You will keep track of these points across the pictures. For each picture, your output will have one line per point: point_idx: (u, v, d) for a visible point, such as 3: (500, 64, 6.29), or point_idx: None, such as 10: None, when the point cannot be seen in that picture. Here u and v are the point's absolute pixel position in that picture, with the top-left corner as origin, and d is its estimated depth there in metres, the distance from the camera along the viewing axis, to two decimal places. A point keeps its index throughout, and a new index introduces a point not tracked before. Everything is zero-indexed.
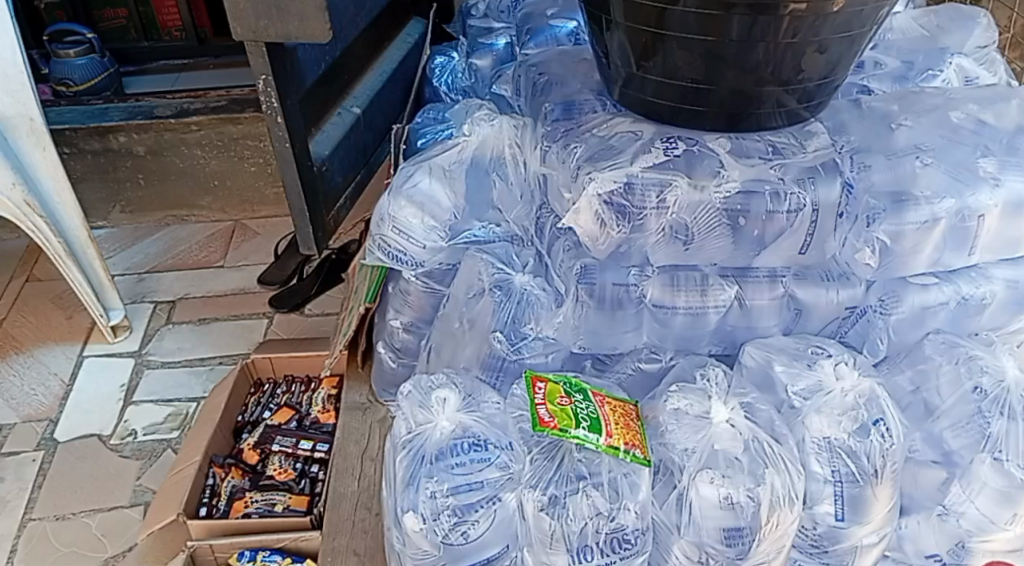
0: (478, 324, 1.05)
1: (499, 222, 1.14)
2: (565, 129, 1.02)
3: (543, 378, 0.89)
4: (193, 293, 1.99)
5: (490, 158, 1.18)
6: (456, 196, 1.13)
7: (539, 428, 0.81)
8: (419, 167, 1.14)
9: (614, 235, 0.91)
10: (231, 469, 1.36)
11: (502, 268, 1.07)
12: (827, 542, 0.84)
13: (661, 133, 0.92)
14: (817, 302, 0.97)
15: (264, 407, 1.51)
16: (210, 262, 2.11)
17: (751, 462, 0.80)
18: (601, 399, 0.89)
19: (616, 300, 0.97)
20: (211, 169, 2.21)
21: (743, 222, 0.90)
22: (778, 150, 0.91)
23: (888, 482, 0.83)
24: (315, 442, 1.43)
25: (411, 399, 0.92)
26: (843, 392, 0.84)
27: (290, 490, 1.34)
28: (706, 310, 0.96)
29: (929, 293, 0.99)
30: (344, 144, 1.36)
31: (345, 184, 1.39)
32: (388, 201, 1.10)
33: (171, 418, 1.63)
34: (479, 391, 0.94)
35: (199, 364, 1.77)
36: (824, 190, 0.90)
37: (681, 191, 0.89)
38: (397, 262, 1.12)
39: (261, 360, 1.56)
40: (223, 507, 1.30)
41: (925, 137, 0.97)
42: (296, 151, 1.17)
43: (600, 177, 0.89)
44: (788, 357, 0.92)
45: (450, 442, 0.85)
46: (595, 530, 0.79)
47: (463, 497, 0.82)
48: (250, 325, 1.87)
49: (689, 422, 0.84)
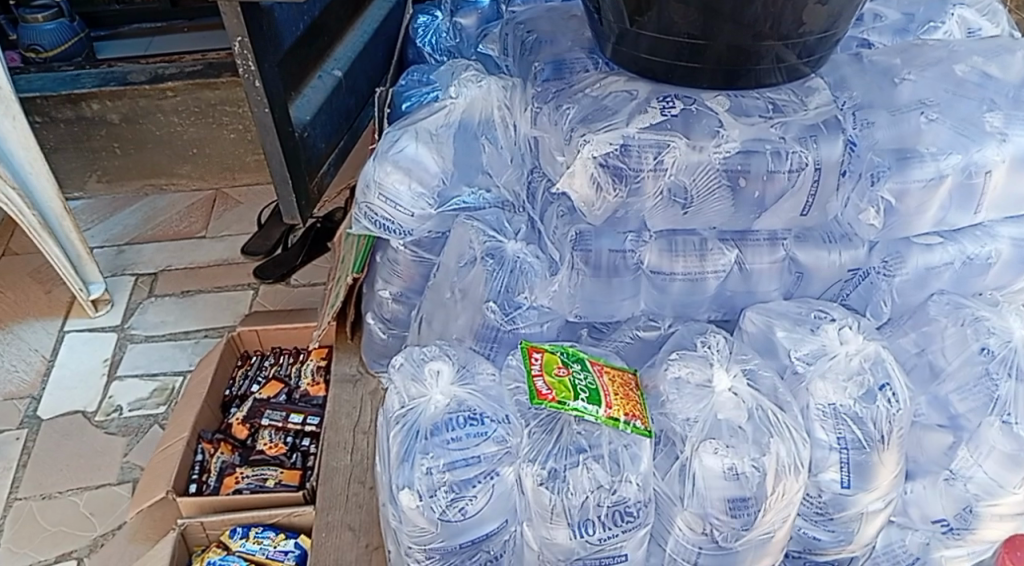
0: (470, 293, 1.02)
1: (490, 187, 1.10)
2: (557, 89, 0.98)
3: (539, 349, 0.86)
4: (176, 265, 1.95)
5: (479, 121, 1.13)
6: (444, 161, 1.09)
7: (537, 401, 0.79)
8: (405, 132, 1.10)
9: (611, 200, 0.87)
10: (220, 444, 1.33)
11: (494, 236, 1.03)
12: (832, 510, 0.83)
13: (657, 92, 0.88)
14: (819, 265, 0.95)
15: (252, 380, 1.48)
16: (192, 232, 2.06)
17: (756, 431, 0.78)
18: (599, 368, 0.87)
19: (613, 267, 0.94)
20: (190, 136, 2.14)
21: (744, 183, 0.86)
22: (777, 108, 0.88)
23: (895, 448, 0.81)
24: (305, 415, 1.40)
25: (403, 372, 0.90)
26: (848, 357, 0.82)
27: (281, 464, 1.31)
28: (705, 276, 0.93)
29: (933, 253, 0.96)
30: (326, 109, 1.32)
31: (329, 150, 1.35)
32: (374, 166, 1.06)
33: (157, 392, 1.60)
34: (473, 362, 0.92)
35: (183, 337, 1.74)
36: (826, 148, 0.87)
37: (679, 153, 0.85)
38: (384, 231, 1.08)
39: (247, 332, 1.54)
40: (212, 483, 1.28)
41: (929, 91, 0.94)
42: (276, 117, 1.12)
43: (595, 139, 0.85)
44: (791, 322, 0.90)
45: (445, 417, 0.83)
46: (597, 503, 0.78)
47: (460, 473, 0.80)
48: (235, 297, 1.83)
49: (690, 391, 0.82)
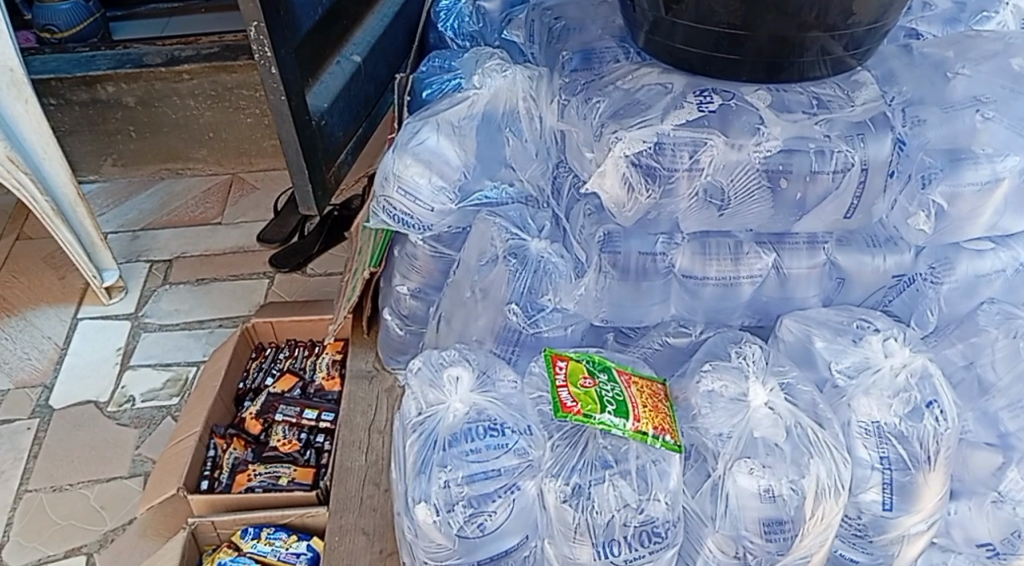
0: (492, 294, 0.97)
1: (513, 180, 1.06)
2: (585, 81, 0.93)
3: (564, 356, 0.82)
4: (190, 252, 1.92)
5: (502, 113, 1.08)
6: (467, 154, 1.04)
7: (561, 415, 0.74)
8: (425, 123, 1.05)
9: (643, 200, 0.82)
10: (232, 440, 1.31)
11: (517, 233, 0.98)
12: (871, 532, 0.78)
13: (693, 85, 0.83)
14: (861, 271, 0.89)
15: (266, 372, 1.45)
16: (207, 218, 2.03)
17: (794, 450, 0.73)
18: (627, 379, 0.83)
19: (642, 270, 0.89)
20: (205, 120, 2.11)
21: (785, 184, 0.81)
22: (822, 104, 0.83)
23: (941, 469, 0.76)
24: (320, 411, 1.37)
25: (420, 377, 0.87)
26: (893, 371, 0.77)
27: (295, 462, 1.28)
28: (739, 280, 0.88)
29: (984, 260, 0.91)
30: (344, 96, 1.28)
31: (347, 138, 1.31)
32: (393, 158, 1.02)
33: (171, 383, 1.58)
34: (494, 368, 0.89)
35: (197, 326, 1.71)
36: (874, 147, 0.81)
37: (716, 152, 0.80)
38: (402, 225, 1.04)
39: (261, 324, 1.50)
40: (224, 480, 1.25)
41: (985, 87, 0.88)
42: (293, 105, 1.09)
43: (628, 135, 0.80)
44: (831, 332, 0.85)
45: (463, 427, 0.79)
46: (623, 522, 0.74)
47: (479, 486, 0.76)
48: (250, 286, 1.80)
49: (723, 406, 0.77)
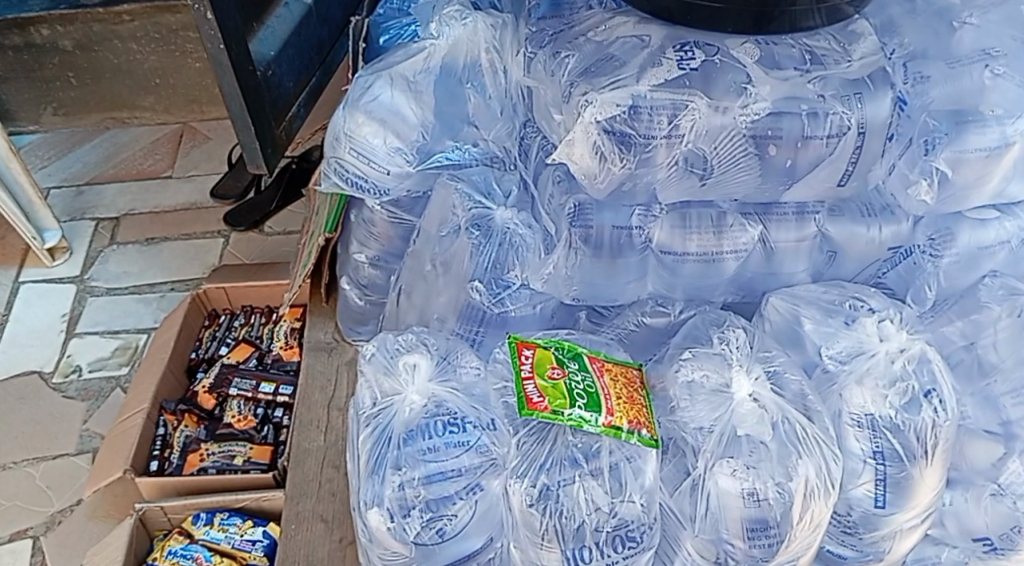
0: (453, 267, 0.87)
1: (476, 140, 0.96)
2: (554, 32, 0.84)
3: (530, 344, 0.75)
4: (139, 208, 1.81)
5: (464, 65, 0.97)
6: (424, 111, 0.94)
7: (526, 412, 0.68)
8: (378, 76, 0.94)
9: (617, 171, 0.74)
10: (184, 417, 1.25)
11: (482, 201, 0.88)
12: (862, 530, 0.72)
13: (673, 39, 0.75)
14: (853, 243, 0.82)
15: (220, 341, 1.37)
16: (157, 171, 1.91)
17: (781, 448, 0.67)
18: (599, 366, 0.76)
19: (617, 245, 0.81)
20: None
21: (773, 150, 0.73)
22: (815, 58, 0.74)
23: (937, 463, 0.70)
24: (277, 385, 1.29)
25: (374, 364, 0.79)
26: (888, 357, 0.71)
27: (251, 439, 1.22)
28: (722, 256, 0.81)
29: (986, 230, 0.83)
30: (293, 42, 1.16)
31: (298, 88, 1.18)
32: (343, 115, 0.92)
33: (119, 351, 1.51)
34: (457, 353, 0.81)
35: (147, 290, 1.62)
36: (872, 108, 0.73)
37: (699, 115, 0.71)
38: (357, 189, 0.94)
39: (214, 290, 1.41)
40: (175, 461, 1.19)
41: (994, 39, 0.79)
42: (233, 54, 0.97)
43: (600, 98, 0.71)
44: (821, 313, 0.78)
45: (421, 422, 0.72)
46: (595, 527, 0.67)
47: (437, 489, 0.69)
48: (204, 245, 1.71)
49: (705, 397, 0.71)
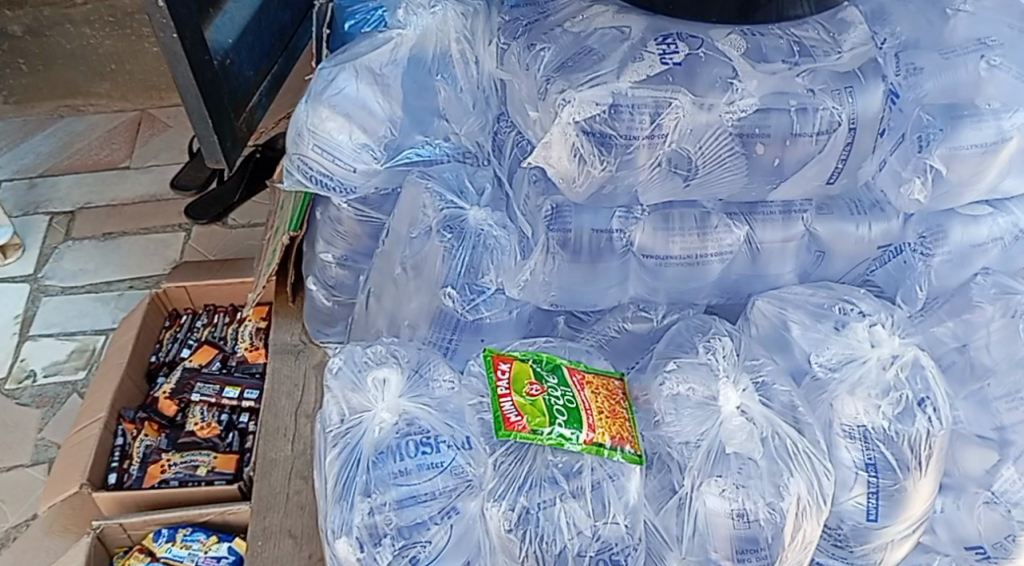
0: (425, 271, 0.82)
1: (447, 135, 0.91)
2: (528, 22, 0.79)
3: (507, 357, 0.72)
4: (95, 201, 1.74)
5: (433, 56, 0.93)
6: (392, 104, 0.88)
7: (504, 433, 0.65)
8: (341, 68, 0.89)
9: (597, 174, 0.69)
10: (143, 425, 1.19)
11: (453, 200, 0.83)
12: (853, 542, 0.69)
13: (654, 31, 0.70)
14: (842, 242, 0.78)
15: (181, 343, 1.32)
16: (115, 161, 1.83)
17: (772, 465, 0.63)
18: (579, 380, 0.72)
19: (596, 250, 0.77)
20: (106, 50, 1.90)
21: (760, 149, 0.69)
22: (804, 50, 0.70)
23: (931, 473, 0.68)
24: (242, 389, 1.25)
25: (341, 379, 0.74)
26: (881, 365, 0.68)
27: (215, 448, 1.17)
28: (707, 258, 0.77)
29: (979, 226, 0.80)
30: (253, 28, 1.09)
31: (258, 77, 1.11)
32: (305, 109, 0.86)
33: (76, 355, 1.46)
34: (430, 364, 0.77)
35: (105, 288, 1.56)
36: (863, 102, 0.69)
37: (682, 113, 0.67)
38: (322, 187, 0.89)
39: (174, 289, 1.36)
40: (135, 473, 1.14)
41: (989, 27, 0.75)
42: (187, 43, 0.90)
43: (577, 97, 0.66)
44: (808, 317, 0.75)
45: (392, 442, 0.67)
46: (580, 551, 0.64)
47: (409, 514, 0.65)
48: (164, 241, 1.64)
49: (692, 411, 0.67)
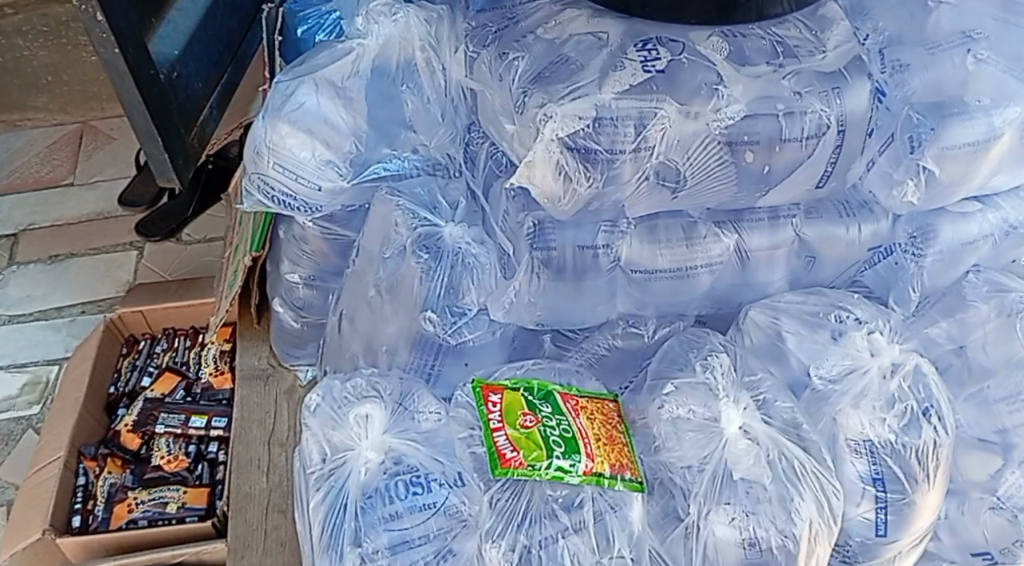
0: (401, 294, 0.77)
1: (415, 147, 0.86)
2: (497, 28, 0.75)
3: (497, 388, 0.68)
4: (39, 222, 1.66)
5: (397, 65, 0.88)
6: (356, 117, 0.83)
7: (501, 472, 0.62)
8: (301, 82, 0.83)
9: (582, 192, 0.66)
10: (107, 462, 1.14)
11: (427, 218, 0.78)
12: (860, 557, 0.67)
13: (633, 36, 0.67)
14: (833, 246, 0.76)
15: (141, 371, 1.25)
16: (57, 179, 1.74)
17: (780, 489, 0.61)
18: (573, 406, 0.68)
19: (580, 267, 0.74)
20: (42, 61, 1.77)
21: (750, 156, 0.66)
22: (787, 50, 0.67)
23: (939, 483, 0.66)
24: (209, 418, 1.18)
25: (320, 416, 0.69)
26: (882, 374, 0.66)
27: (185, 482, 1.12)
28: (696, 270, 0.74)
29: (969, 223, 0.78)
30: (199, 37, 1.02)
31: (208, 89, 1.05)
32: (263, 125, 0.81)
33: (28, 389, 1.39)
34: (414, 394, 0.72)
35: (55, 315, 1.49)
36: (851, 101, 0.66)
37: (669, 123, 0.64)
38: (285, 207, 0.83)
39: (130, 314, 1.29)
40: (101, 514, 1.08)
41: (972, 20, 0.73)
42: (131, 58, 0.84)
43: (560, 111, 0.62)
44: (802, 326, 0.73)
45: (380, 484, 0.62)
46: None
47: (403, 561, 0.59)
48: (115, 261, 1.57)
49: (692, 435, 0.64)
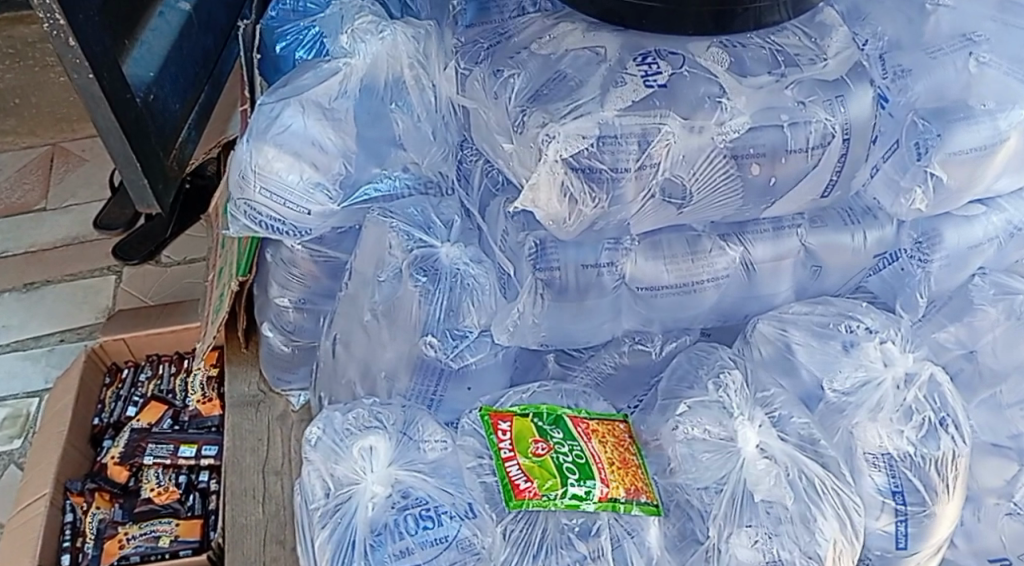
0: (398, 319, 0.75)
1: (405, 165, 0.84)
2: (488, 44, 0.73)
3: (506, 414, 0.66)
4: (11, 249, 1.61)
5: (385, 83, 0.86)
6: (344, 137, 0.81)
7: (516, 504, 0.59)
8: (286, 103, 0.81)
9: (588, 212, 0.64)
10: (94, 497, 1.10)
11: (423, 239, 0.76)
12: None
13: (631, 49, 0.65)
14: (838, 255, 0.74)
15: (126, 401, 1.22)
16: (29, 204, 1.69)
17: (801, 508, 0.60)
18: (584, 430, 0.66)
19: (584, 286, 0.72)
20: (9, 84, 1.75)
21: (755, 168, 0.65)
22: (788, 59, 0.66)
23: (958, 493, 0.65)
24: (199, 446, 1.15)
25: (322, 448, 0.66)
26: (897, 384, 0.65)
27: (177, 514, 1.08)
28: (700, 285, 0.73)
29: (974, 227, 0.77)
30: (174, 57, 0.99)
31: (186, 110, 1.02)
32: (248, 149, 0.78)
33: (9, 422, 1.35)
34: (418, 422, 0.70)
35: (33, 345, 1.44)
36: (855, 108, 0.65)
37: (673, 139, 0.62)
38: (273, 231, 0.81)
39: (112, 342, 1.25)
40: (92, 551, 1.05)
41: (970, 23, 0.73)
42: (106, 84, 0.81)
43: (562, 131, 0.61)
44: (812, 337, 0.71)
45: (390, 519, 0.59)
46: None
47: None
48: (93, 286, 1.53)
49: (709, 456, 0.63)
